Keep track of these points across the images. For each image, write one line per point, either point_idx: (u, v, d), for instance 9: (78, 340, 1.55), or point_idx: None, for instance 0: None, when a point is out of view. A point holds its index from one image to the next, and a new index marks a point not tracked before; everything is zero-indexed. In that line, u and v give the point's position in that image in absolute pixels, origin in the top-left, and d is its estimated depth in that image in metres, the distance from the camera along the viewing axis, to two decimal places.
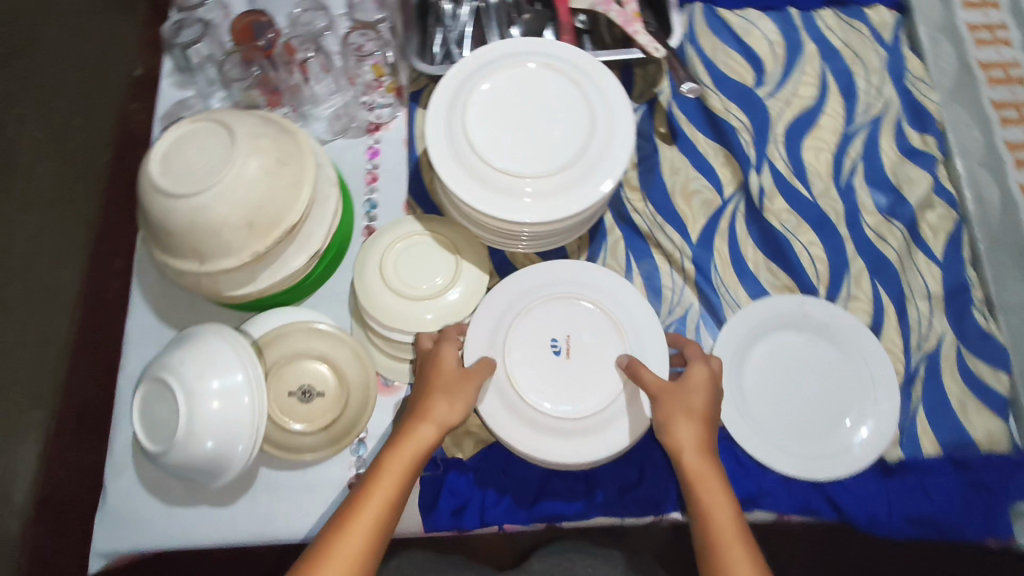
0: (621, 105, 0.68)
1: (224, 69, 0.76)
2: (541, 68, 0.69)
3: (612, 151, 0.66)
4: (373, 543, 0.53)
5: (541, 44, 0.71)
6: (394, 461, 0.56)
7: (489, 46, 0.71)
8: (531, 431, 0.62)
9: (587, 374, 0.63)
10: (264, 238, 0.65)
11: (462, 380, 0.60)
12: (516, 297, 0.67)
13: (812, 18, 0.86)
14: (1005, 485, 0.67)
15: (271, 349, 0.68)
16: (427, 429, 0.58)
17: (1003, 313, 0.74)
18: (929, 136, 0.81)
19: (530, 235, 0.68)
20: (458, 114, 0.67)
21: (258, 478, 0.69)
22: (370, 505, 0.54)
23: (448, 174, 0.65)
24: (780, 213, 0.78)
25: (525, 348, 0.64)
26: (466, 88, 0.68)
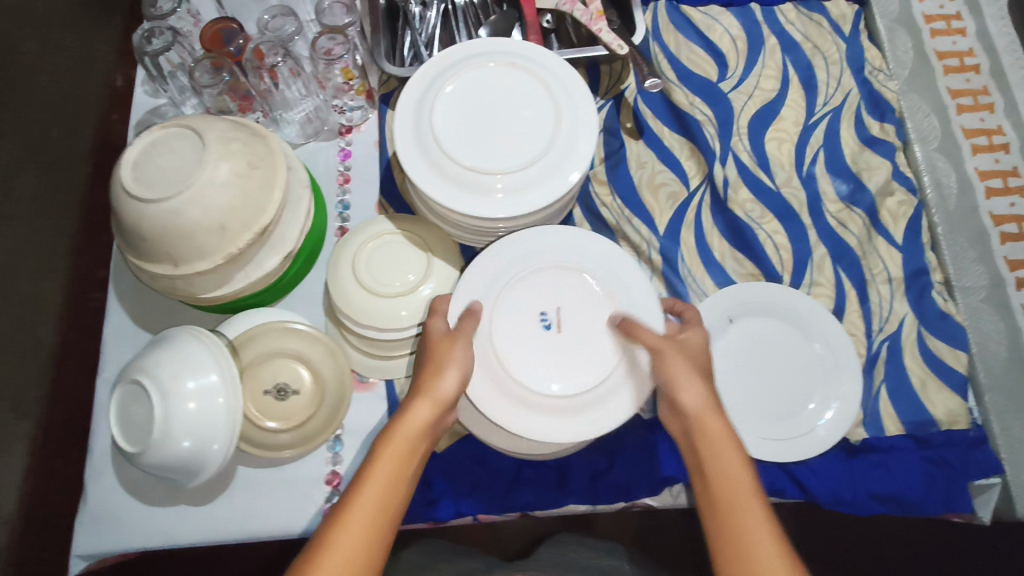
0: (584, 98, 0.69)
1: (195, 76, 0.75)
2: (506, 67, 0.70)
3: (578, 144, 0.67)
4: (377, 524, 0.50)
5: (505, 43, 0.72)
6: (390, 441, 0.54)
7: (453, 48, 0.72)
8: (520, 409, 0.62)
9: (580, 345, 0.64)
10: (237, 240, 0.67)
11: (453, 351, 0.59)
12: (507, 267, 0.67)
13: (773, 12, 0.88)
14: (966, 461, 0.69)
15: (246, 349, 0.69)
16: (422, 405, 0.56)
17: (962, 294, 0.76)
18: (888, 124, 0.82)
19: (507, 232, 0.69)
20: (425, 116, 0.69)
21: (236, 476, 0.70)
22: (367, 485, 0.51)
23: (420, 176, 0.66)
24: (744, 203, 0.80)
25: (516, 324, 0.65)
26: (433, 89, 0.70)
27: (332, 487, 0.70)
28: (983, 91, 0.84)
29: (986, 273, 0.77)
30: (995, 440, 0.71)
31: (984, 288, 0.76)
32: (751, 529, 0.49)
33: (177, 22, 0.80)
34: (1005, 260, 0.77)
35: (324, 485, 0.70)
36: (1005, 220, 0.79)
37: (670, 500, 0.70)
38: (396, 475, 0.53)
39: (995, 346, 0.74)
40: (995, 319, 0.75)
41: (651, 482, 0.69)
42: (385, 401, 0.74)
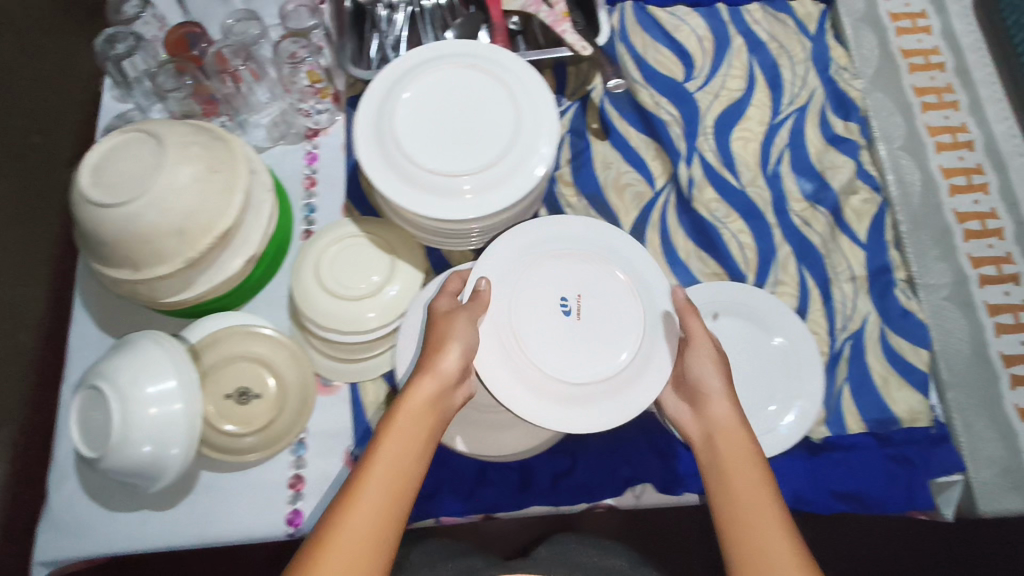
0: (540, 93, 0.70)
1: (158, 81, 0.76)
2: (464, 69, 0.70)
3: (540, 138, 0.68)
4: (385, 498, 0.49)
5: (460, 46, 0.72)
6: (397, 419, 0.53)
7: (408, 54, 0.71)
8: (537, 396, 0.60)
9: (600, 334, 0.63)
10: (197, 244, 0.67)
11: (452, 327, 0.58)
12: (526, 246, 0.65)
13: (740, 12, 0.88)
14: (926, 458, 0.69)
15: (207, 353, 0.69)
16: (426, 382, 0.55)
17: (925, 292, 0.76)
18: (852, 124, 0.83)
19: (479, 231, 0.70)
20: (386, 124, 0.68)
21: (200, 480, 0.71)
22: (374, 461, 0.51)
23: (386, 184, 0.66)
24: (709, 203, 0.80)
25: (536, 306, 0.63)
26: (391, 97, 0.69)
27: (296, 491, 0.71)
28: (948, 89, 0.85)
29: (949, 270, 0.77)
30: (957, 437, 0.71)
31: (947, 286, 0.76)
32: (771, 539, 0.49)
33: (144, 27, 0.80)
34: (968, 257, 0.77)
35: (286, 489, 0.71)
36: (968, 218, 0.79)
37: (631, 501, 0.69)
38: (403, 453, 0.52)
39: (958, 343, 0.74)
40: (958, 315, 0.75)
41: (613, 483, 0.69)
42: (349, 403, 0.74)
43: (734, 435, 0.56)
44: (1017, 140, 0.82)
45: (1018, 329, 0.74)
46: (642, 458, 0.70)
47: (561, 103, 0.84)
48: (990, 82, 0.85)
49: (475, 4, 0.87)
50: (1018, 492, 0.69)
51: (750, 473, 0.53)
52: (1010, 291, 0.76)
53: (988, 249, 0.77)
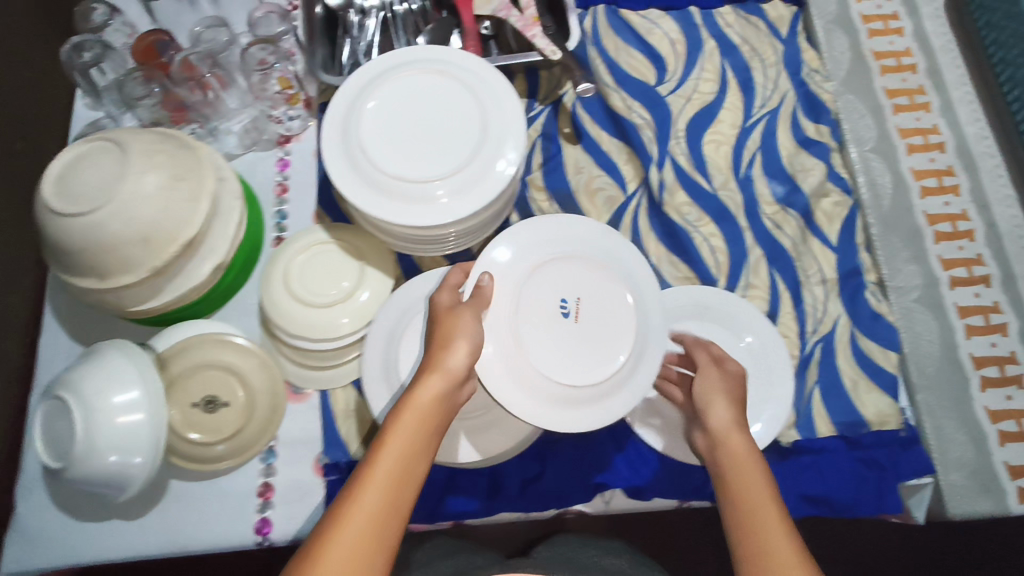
0: (502, 89, 0.70)
1: (125, 89, 0.76)
2: (427, 74, 0.70)
3: (507, 137, 0.68)
4: (392, 495, 0.48)
5: (420, 52, 0.72)
6: (403, 416, 0.52)
7: (370, 64, 0.71)
8: (533, 397, 0.61)
9: (597, 336, 0.63)
10: (162, 252, 0.66)
11: (459, 324, 0.58)
12: (530, 246, 0.65)
13: (712, 16, 0.88)
14: (895, 461, 0.69)
15: (175, 361, 0.69)
16: (433, 378, 0.54)
17: (895, 294, 0.76)
18: (823, 126, 0.83)
19: (456, 234, 0.70)
20: (353, 137, 0.67)
21: (168, 490, 0.70)
22: (381, 457, 0.49)
23: (357, 195, 0.66)
24: (681, 207, 0.80)
25: (536, 307, 0.63)
26: (355, 109, 0.69)
27: (264, 499, 0.70)
28: (920, 90, 0.85)
29: (919, 272, 0.77)
30: (927, 439, 0.71)
31: (918, 288, 0.76)
32: (772, 541, 0.47)
33: (113, 34, 0.79)
34: (939, 258, 0.77)
35: (255, 497, 0.70)
36: (939, 219, 0.79)
37: (601, 506, 0.69)
38: (408, 450, 0.51)
39: (928, 345, 0.74)
40: (928, 317, 0.75)
41: (582, 489, 0.69)
42: (318, 410, 0.74)
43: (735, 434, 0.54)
44: (987, 142, 0.82)
45: (989, 330, 0.74)
46: (611, 463, 0.70)
47: (534, 108, 0.84)
48: (961, 83, 0.85)
49: (448, 9, 0.87)
50: (988, 495, 0.69)
51: (755, 480, 0.51)
52: (980, 292, 0.76)
53: (958, 251, 0.77)
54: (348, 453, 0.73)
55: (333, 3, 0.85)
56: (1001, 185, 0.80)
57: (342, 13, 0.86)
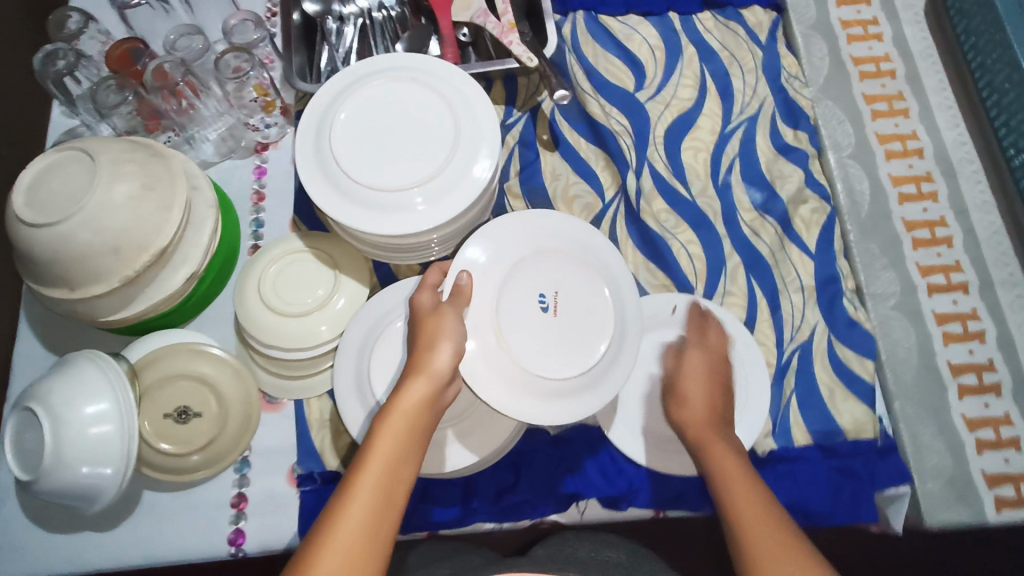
0: (472, 91, 0.70)
1: (99, 97, 0.75)
2: (398, 81, 0.70)
3: (482, 140, 0.68)
4: (385, 497, 0.48)
5: (390, 60, 0.72)
6: (391, 419, 0.52)
7: (340, 74, 0.71)
8: (516, 392, 0.60)
9: (575, 330, 0.63)
10: (133, 262, 0.66)
11: (442, 325, 0.57)
12: (510, 241, 0.64)
13: (691, 21, 0.88)
14: (871, 470, 0.69)
15: (146, 372, 0.69)
16: (420, 381, 0.54)
17: (872, 301, 0.76)
18: (801, 132, 0.83)
19: (439, 239, 0.70)
20: (325, 149, 0.67)
21: (141, 501, 0.70)
22: (371, 461, 0.49)
23: (334, 207, 0.66)
24: (658, 213, 0.80)
25: (515, 302, 0.62)
26: (326, 122, 0.69)
27: (238, 510, 0.70)
28: (899, 96, 0.84)
29: (897, 279, 0.77)
30: (903, 448, 0.70)
31: (895, 295, 0.76)
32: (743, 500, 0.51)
33: (88, 42, 0.79)
34: (917, 265, 0.77)
35: (229, 508, 0.70)
36: (917, 226, 0.79)
37: (575, 516, 0.70)
38: (398, 452, 0.50)
39: (904, 353, 0.74)
40: (905, 325, 0.75)
41: (557, 499, 0.69)
42: (293, 420, 0.74)
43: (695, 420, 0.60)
44: (966, 147, 0.82)
45: (966, 338, 0.74)
46: (585, 474, 0.69)
47: (512, 115, 0.84)
48: (940, 89, 0.85)
49: (427, 16, 0.87)
50: (964, 504, 0.69)
51: (729, 461, 0.55)
52: (958, 299, 0.76)
53: (936, 258, 0.77)
54: (322, 463, 0.72)
55: (310, 10, 0.85)
56: (980, 191, 0.80)
57: (319, 20, 0.85)
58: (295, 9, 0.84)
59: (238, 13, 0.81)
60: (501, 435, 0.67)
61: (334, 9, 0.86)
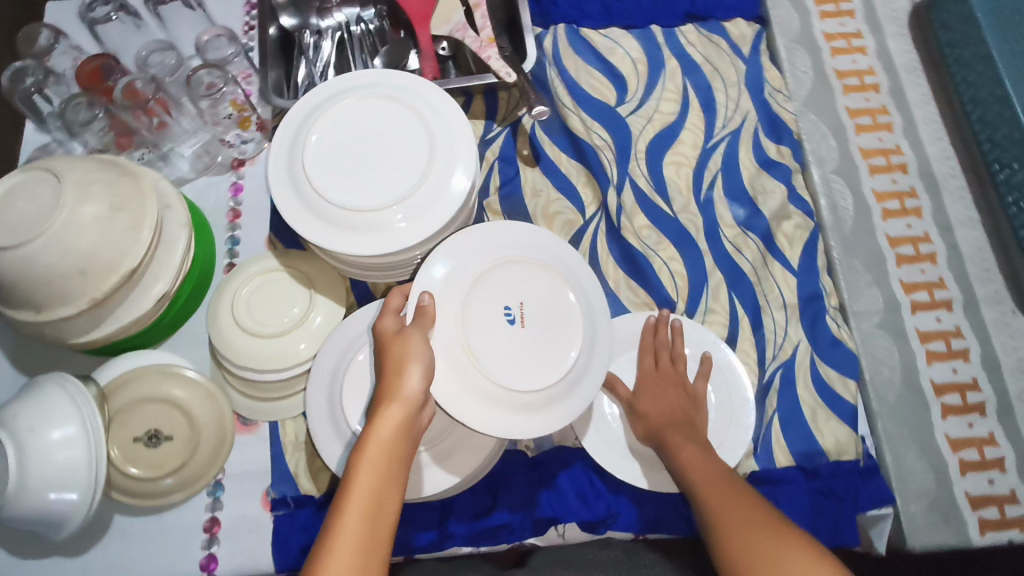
0: (444, 103, 0.69)
1: (69, 115, 0.74)
2: (367, 99, 0.68)
3: (458, 152, 0.67)
4: (370, 535, 0.46)
5: (356, 78, 0.71)
6: (365, 451, 0.49)
7: (305, 97, 0.70)
8: (490, 407, 0.59)
9: (542, 342, 0.62)
10: (100, 284, 0.64)
11: (408, 348, 0.55)
12: (471, 255, 0.63)
13: (674, 34, 0.87)
14: (853, 492, 0.68)
15: (117, 396, 0.67)
16: (392, 409, 0.52)
17: (856, 319, 0.75)
18: (785, 147, 0.82)
19: (425, 255, 0.69)
20: (299, 172, 0.66)
21: (111, 526, 0.69)
22: (351, 497, 0.47)
23: (314, 232, 0.65)
24: (640, 230, 0.79)
25: (481, 317, 0.61)
26: (297, 145, 0.67)
27: (211, 535, 0.69)
28: (882, 110, 0.84)
29: (880, 296, 0.76)
30: (886, 468, 0.70)
31: (878, 312, 0.75)
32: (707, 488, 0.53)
33: (59, 58, 0.78)
34: (900, 282, 0.76)
35: (201, 533, 0.69)
36: (901, 242, 0.78)
37: (556, 539, 0.68)
38: (378, 483, 0.49)
39: (888, 372, 0.73)
40: (888, 343, 0.74)
41: (535, 522, 0.68)
42: (268, 442, 0.72)
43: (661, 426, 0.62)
44: (951, 161, 0.82)
45: (950, 356, 0.73)
46: (563, 497, 0.68)
47: (492, 130, 0.83)
48: (924, 103, 0.85)
49: (406, 29, 0.86)
50: (948, 526, 0.68)
51: (692, 454, 0.57)
52: (942, 317, 0.75)
53: (920, 275, 0.76)
54: (297, 487, 0.71)
55: (287, 24, 0.85)
56: (963, 207, 0.80)
57: (297, 34, 0.85)
58: (270, 22, 0.82)
59: (211, 28, 0.81)
60: (476, 457, 0.65)
61: (312, 23, 0.86)
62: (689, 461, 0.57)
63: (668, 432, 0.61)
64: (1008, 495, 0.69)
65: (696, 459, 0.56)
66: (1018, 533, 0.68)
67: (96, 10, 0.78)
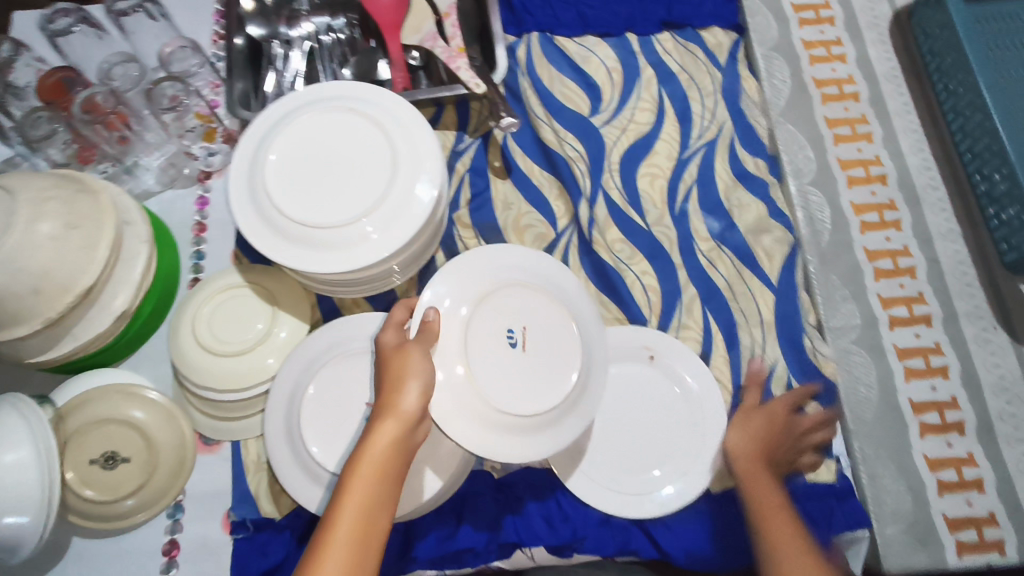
0: (405, 112, 0.68)
1: (29, 129, 0.73)
2: (324, 112, 0.67)
3: (421, 156, 0.66)
4: (359, 552, 0.45)
5: (311, 92, 0.69)
6: (360, 464, 0.48)
7: (262, 115, 0.68)
8: (481, 428, 0.57)
9: (545, 366, 0.59)
10: (55, 303, 0.61)
11: (408, 363, 0.53)
12: (479, 276, 0.61)
13: (650, 42, 0.85)
14: (827, 515, 0.65)
15: (73, 417, 0.65)
16: (388, 423, 0.50)
17: (832, 335, 0.73)
18: (761, 159, 0.80)
19: (399, 265, 0.67)
20: (261, 194, 0.64)
21: (70, 548, 0.67)
22: (342, 510, 0.46)
23: (284, 254, 0.63)
24: (613, 243, 0.77)
25: (482, 337, 0.58)
26: (257, 164, 0.65)
27: (169, 558, 0.67)
28: (862, 120, 0.83)
29: (858, 312, 0.74)
30: (862, 490, 0.68)
31: (856, 328, 0.74)
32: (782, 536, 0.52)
33: (22, 69, 0.76)
34: (879, 297, 0.75)
35: (160, 556, 0.67)
36: (879, 255, 0.77)
37: (525, 561, 0.67)
38: (372, 498, 0.47)
39: (865, 391, 0.71)
40: (865, 359, 0.72)
41: (501, 546, 0.66)
42: (229, 462, 0.71)
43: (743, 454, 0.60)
44: (931, 172, 0.81)
45: (929, 373, 0.72)
46: (528, 520, 0.67)
47: (463, 141, 0.81)
48: (904, 112, 0.84)
49: (376, 38, 0.84)
50: (925, 549, 0.66)
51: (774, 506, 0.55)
52: (921, 333, 0.73)
53: (899, 289, 0.75)
54: (257, 510, 0.70)
55: (255, 33, 0.83)
56: (944, 219, 0.79)
57: (265, 44, 0.83)
58: (237, 33, 0.82)
59: (176, 40, 0.81)
60: (442, 476, 0.62)
61: (281, 33, 0.83)
62: (763, 505, 0.55)
63: (751, 471, 0.58)
64: (987, 517, 0.67)
65: (777, 513, 0.54)
66: (998, 556, 0.66)
67: (56, 22, 0.77)
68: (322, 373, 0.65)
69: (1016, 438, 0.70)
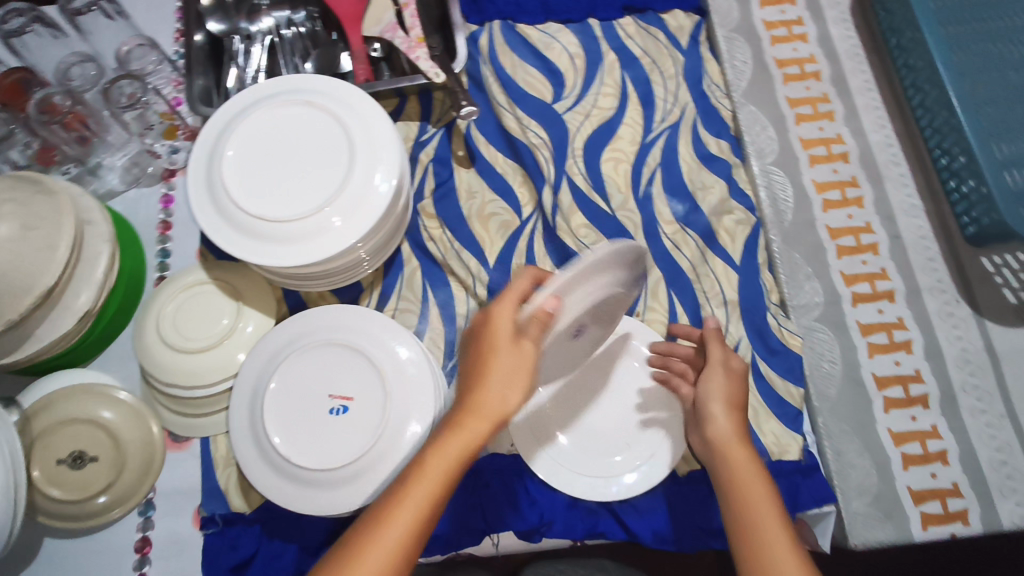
0: (359, 101, 0.68)
1: None
2: (279, 106, 0.67)
3: (377, 143, 0.65)
4: (405, 553, 0.45)
5: (269, 87, 0.69)
6: (436, 463, 0.46)
7: (227, 108, 0.68)
8: None
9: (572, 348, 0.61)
10: (16, 305, 0.59)
11: (517, 360, 0.47)
12: (607, 270, 0.50)
13: (612, 28, 0.85)
14: (793, 491, 0.66)
15: (39, 418, 0.65)
16: (476, 423, 0.46)
17: (796, 314, 0.74)
18: (723, 142, 0.81)
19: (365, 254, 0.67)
20: (220, 192, 0.64)
21: (42, 547, 0.68)
22: (398, 514, 0.45)
23: (255, 252, 0.62)
24: (577, 229, 0.77)
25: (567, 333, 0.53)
26: (214, 159, 0.65)
27: (142, 555, 0.68)
28: (823, 98, 0.84)
29: (821, 289, 0.75)
30: (828, 466, 0.68)
31: (819, 306, 0.75)
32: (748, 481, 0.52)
33: None
34: (841, 274, 0.76)
35: (132, 553, 0.68)
36: (842, 233, 0.77)
37: (490, 548, 0.68)
38: (432, 505, 0.46)
39: (829, 367, 0.72)
40: (829, 335, 0.73)
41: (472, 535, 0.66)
42: (199, 459, 0.71)
43: (729, 444, 0.55)
44: (892, 149, 0.82)
45: (893, 348, 0.72)
46: (496, 505, 0.67)
47: (426, 131, 0.81)
48: (865, 90, 0.84)
49: (337, 31, 0.84)
50: (891, 522, 0.66)
51: (736, 452, 0.54)
52: (884, 308, 0.74)
53: (862, 266, 0.76)
54: (227, 504, 0.70)
55: (215, 29, 0.82)
56: (906, 196, 0.79)
57: (225, 40, 0.82)
58: (197, 30, 0.80)
59: (132, 38, 0.82)
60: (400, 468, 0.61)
61: (241, 28, 0.83)
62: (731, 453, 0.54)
63: (736, 457, 0.54)
64: (951, 489, 0.67)
65: (738, 455, 0.54)
66: (962, 526, 0.67)
67: (9, 22, 0.77)
68: (291, 368, 0.65)
69: (978, 409, 0.71)
